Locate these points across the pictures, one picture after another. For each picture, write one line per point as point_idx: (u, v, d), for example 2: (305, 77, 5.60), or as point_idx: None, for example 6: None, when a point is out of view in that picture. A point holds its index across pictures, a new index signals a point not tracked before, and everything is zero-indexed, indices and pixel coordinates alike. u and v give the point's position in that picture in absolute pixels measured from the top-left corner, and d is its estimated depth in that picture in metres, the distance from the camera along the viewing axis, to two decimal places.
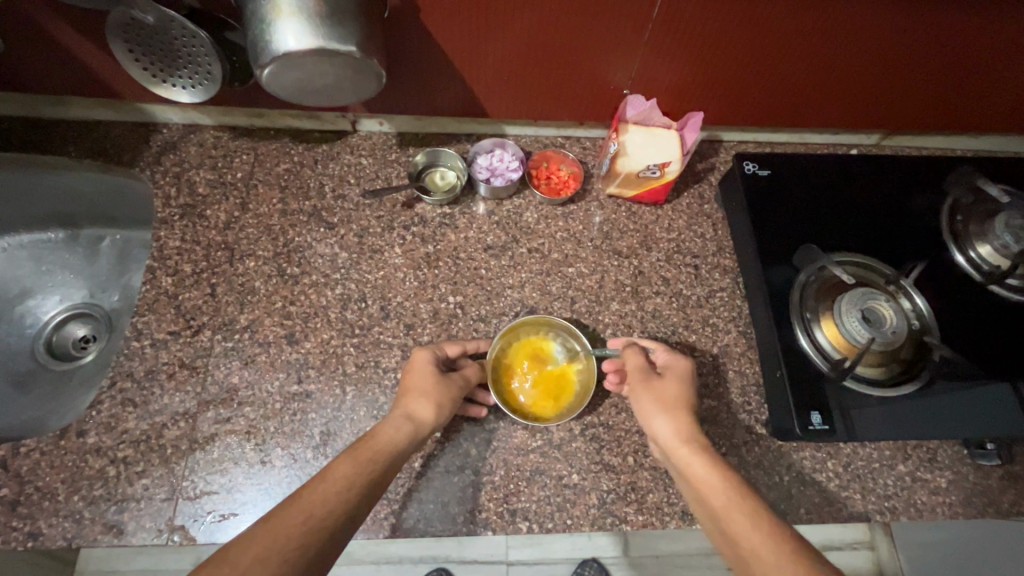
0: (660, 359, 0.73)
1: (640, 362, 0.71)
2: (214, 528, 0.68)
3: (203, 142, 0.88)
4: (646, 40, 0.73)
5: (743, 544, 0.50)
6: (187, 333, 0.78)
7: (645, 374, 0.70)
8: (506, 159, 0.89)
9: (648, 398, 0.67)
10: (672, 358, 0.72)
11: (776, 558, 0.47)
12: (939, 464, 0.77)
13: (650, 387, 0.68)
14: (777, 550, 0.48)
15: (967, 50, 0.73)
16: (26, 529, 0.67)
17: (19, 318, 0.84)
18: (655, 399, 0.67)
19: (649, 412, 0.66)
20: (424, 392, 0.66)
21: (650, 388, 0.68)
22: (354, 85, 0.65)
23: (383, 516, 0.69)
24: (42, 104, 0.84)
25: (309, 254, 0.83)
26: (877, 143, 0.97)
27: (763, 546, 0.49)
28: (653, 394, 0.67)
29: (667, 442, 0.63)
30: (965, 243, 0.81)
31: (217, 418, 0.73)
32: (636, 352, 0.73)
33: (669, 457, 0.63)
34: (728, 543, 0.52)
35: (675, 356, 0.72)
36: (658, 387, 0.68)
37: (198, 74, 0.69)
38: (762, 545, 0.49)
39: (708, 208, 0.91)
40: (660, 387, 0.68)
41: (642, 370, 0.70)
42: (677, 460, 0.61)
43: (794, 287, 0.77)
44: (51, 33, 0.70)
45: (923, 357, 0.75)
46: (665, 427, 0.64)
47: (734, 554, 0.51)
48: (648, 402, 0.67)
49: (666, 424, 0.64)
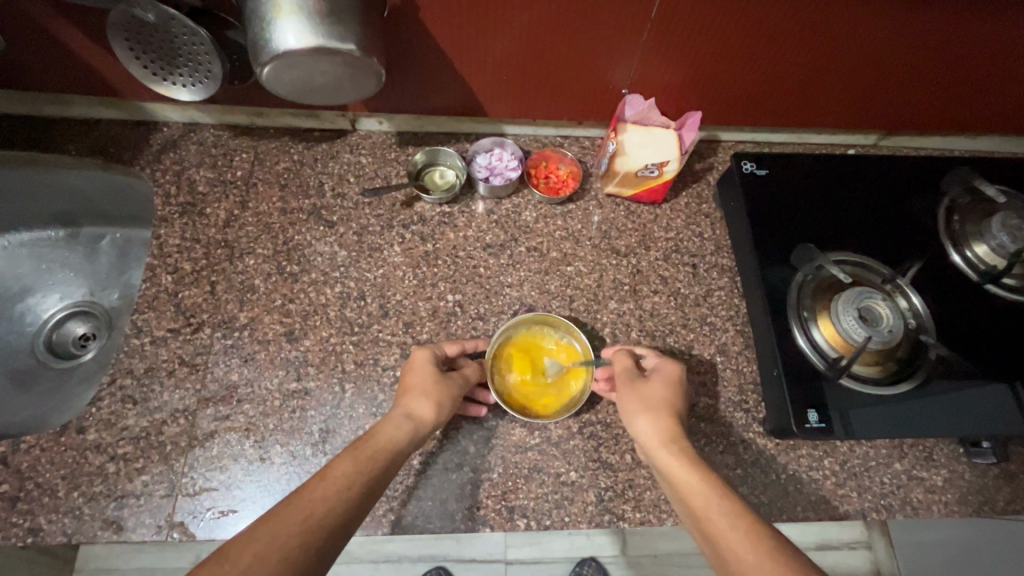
0: (653, 363, 0.74)
1: (627, 365, 0.72)
2: (213, 525, 0.68)
3: (204, 140, 0.89)
4: (644, 40, 0.73)
5: (722, 543, 0.49)
6: (187, 331, 0.78)
7: (631, 373, 0.71)
8: (506, 158, 0.89)
9: (631, 399, 0.67)
10: (662, 362, 0.73)
11: (754, 556, 0.47)
12: (936, 462, 0.78)
13: (635, 389, 0.69)
14: (755, 549, 0.47)
15: (964, 51, 0.73)
16: (27, 525, 0.67)
17: (19, 316, 0.85)
18: (640, 399, 0.67)
19: (632, 412, 0.67)
20: (424, 390, 0.66)
21: (634, 390, 0.69)
22: (354, 84, 0.65)
23: (382, 513, 0.70)
24: (43, 102, 0.84)
25: (309, 253, 0.83)
26: (875, 143, 0.98)
27: (743, 544, 0.48)
28: (637, 395, 0.68)
29: (648, 442, 0.63)
30: (961, 243, 0.81)
31: (217, 415, 0.73)
32: (623, 356, 0.74)
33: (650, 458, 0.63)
34: (708, 542, 0.51)
35: (666, 360, 0.73)
36: (642, 389, 0.68)
37: (198, 72, 0.70)
38: (741, 544, 0.48)
39: (707, 207, 0.91)
40: (644, 389, 0.68)
41: (628, 372, 0.71)
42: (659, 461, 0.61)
43: (791, 286, 0.77)
44: (51, 30, 0.70)
45: (919, 355, 0.75)
46: (646, 427, 0.64)
47: (714, 552, 0.50)
48: (632, 401, 0.67)
49: (647, 424, 0.64)
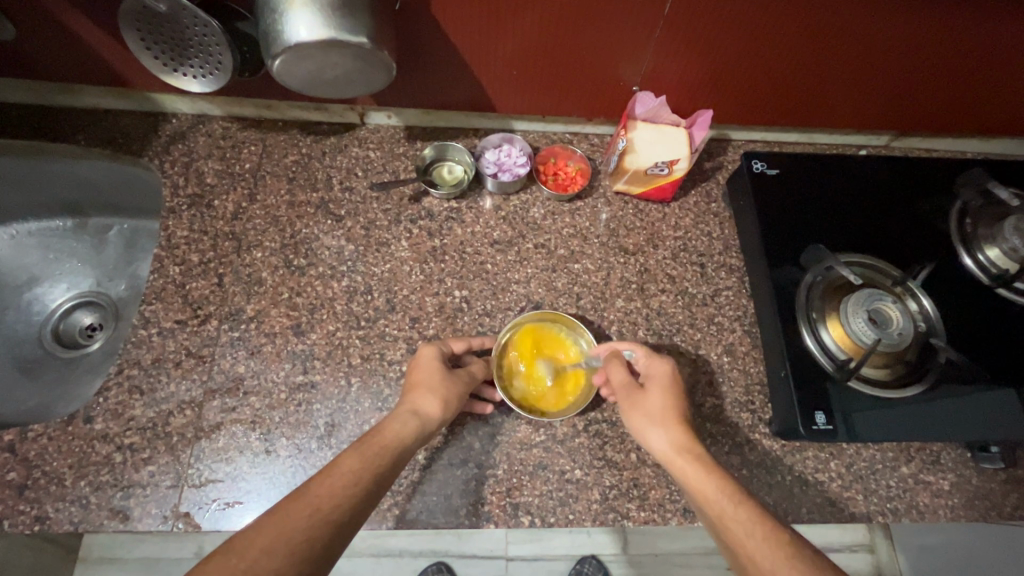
0: (642, 365, 0.72)
1: (623, 376, 0.69)
2: (219, 516, 0.68)
3: (213, 132, 0.89)
4: (657, 37, 0.73)
5: (743, 552, 0.50)
6: (195, 322, 0.78)
7: (629, 389, 0.68)
8: (514, 154, 0.89)
9: (635, 416, 0.66)
10: (651, 364, 0.71)
11: (776, 566, 0.47)
12: (943, 466, 0.77)
13: (635, 406, 0.67)
14: (777, 558, 0.48)
15: (981, 53, 0.72)
16: (34, 513, 0.67)
17: (27, 305, 0.85)
18: (646, 415, 0.65)
19: (641, 426, 0.66)
20: (430, 387, 0.66)
21: (636, 405, 0.67)
22: (363, 77, 0.65)
23: (386, 508, 0.70)
24: (53, 92, 0.84)
25: (316, 247, 0.83)
26: (887, 144, 0.97)
27: (763, 553, 0.49)
28: (640, 411, 0.66)
29: (663, 454, 0.62)
30: (973, 246, 0.80)
31: (223, 407, 0.74)
32: (618, 364, 0.71)
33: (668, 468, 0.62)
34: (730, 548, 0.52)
35: (654, 360, 0.72)
36: (643, 404, 0.67)
37: (208, 63, 0.69)
38: (760, 552, 0.49)
39: (715, 207, 0.91)
40: (646, 403, 0.66)
41: (624, 385, 0.68)
42: (677, 472, 0.60)
43: (801, 286, 0.77)
44: (63, 21, 0.70)
45: (928, 359, 0.74)
46: (659, 440, 0.63)
47: (737, 559, 0.51)
48: (638, 418, 0.66)
49: (660, 436, 0.63)
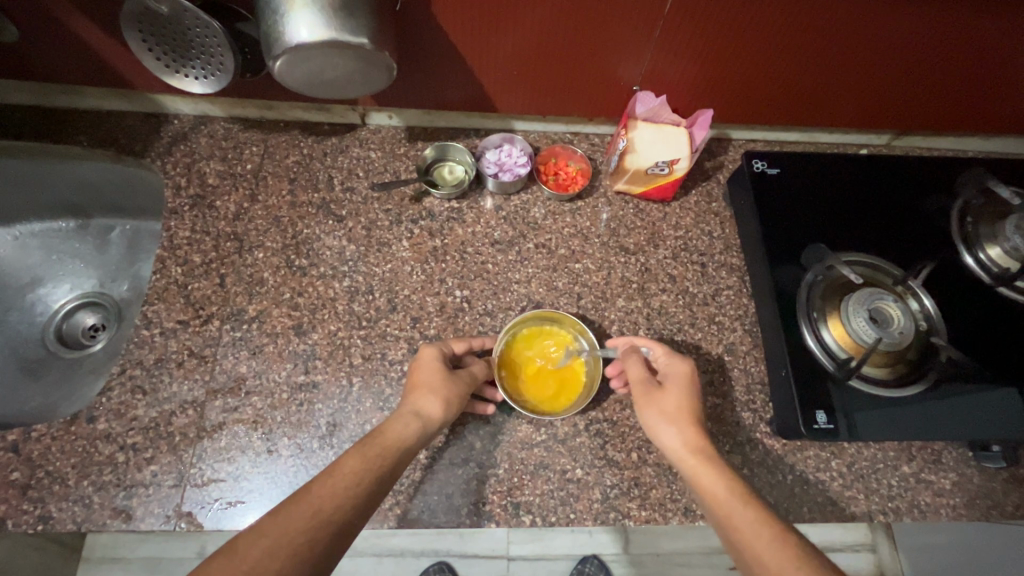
0: (660, 363, 0.72)
1: (640, 372, 0.69)
2: (221, 516, 0.69)
3: (214, 133, 0.89)
4: (657, 37, 0.73)
5: (749, 550, 0.50)
6: (197, 323, 0.78)
7: (645, 384, 0.68)
8: (515, 154, 0.89)
9: (649, 411, 0.66)
10: (669, 363, 0.71)
11: (782, 565, 0.47)
12: (944, 465, 0.77)
13: (651, 401, 0.66)
14: (781, 556, 0.48)
15: (980, 52, 0.72)
16: (37, 512, 0.68)
17: (30, 306, 0.85)
18: (660, 411, 0.65)
19: (653, 424, 0.65)
20: (432, 388, 0.66)
21: (653, 401, 0.66)
22: (364, 77, 0.65)
23: (388, 507, 0.70)
24: (56, 93, 0.85)
25: (318, 247, 0.84)
26: (888, 144, 0.98)
27: (769, 551, 0.49)
28: (655, 407, 0.66)
29: (675, 453, 0.62)
30: (974, 245, 0.80)
31: (225, 406, 0.74)
32: (635, 360, 0.71)
33: (678, 468, 0.62)
34: (734, 546, 0.52)
35: (674, 359, 0.71)
36: (659, 400, 0.66)
37: (210, 65, 0.70)
38: (766, 551, 0.49)
39: (716, 206, 0.91)
40: (662, 399, 0.66)
41: (642, 381, 0.68)
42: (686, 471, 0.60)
43: (802, 286, 0.77)
44: (66, 22, 0.71)
45: (929, 358, 0.75)
46: (670, 439, 0.63)
47: (740, 557, 0.51)
48: (653, 414, 0.65)
49: (672, 435, 0.63)
